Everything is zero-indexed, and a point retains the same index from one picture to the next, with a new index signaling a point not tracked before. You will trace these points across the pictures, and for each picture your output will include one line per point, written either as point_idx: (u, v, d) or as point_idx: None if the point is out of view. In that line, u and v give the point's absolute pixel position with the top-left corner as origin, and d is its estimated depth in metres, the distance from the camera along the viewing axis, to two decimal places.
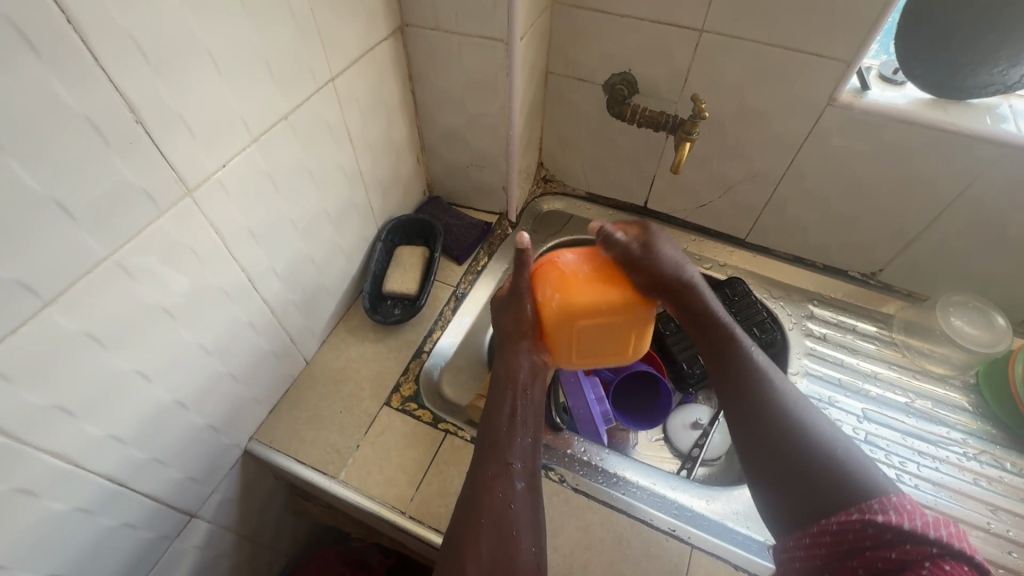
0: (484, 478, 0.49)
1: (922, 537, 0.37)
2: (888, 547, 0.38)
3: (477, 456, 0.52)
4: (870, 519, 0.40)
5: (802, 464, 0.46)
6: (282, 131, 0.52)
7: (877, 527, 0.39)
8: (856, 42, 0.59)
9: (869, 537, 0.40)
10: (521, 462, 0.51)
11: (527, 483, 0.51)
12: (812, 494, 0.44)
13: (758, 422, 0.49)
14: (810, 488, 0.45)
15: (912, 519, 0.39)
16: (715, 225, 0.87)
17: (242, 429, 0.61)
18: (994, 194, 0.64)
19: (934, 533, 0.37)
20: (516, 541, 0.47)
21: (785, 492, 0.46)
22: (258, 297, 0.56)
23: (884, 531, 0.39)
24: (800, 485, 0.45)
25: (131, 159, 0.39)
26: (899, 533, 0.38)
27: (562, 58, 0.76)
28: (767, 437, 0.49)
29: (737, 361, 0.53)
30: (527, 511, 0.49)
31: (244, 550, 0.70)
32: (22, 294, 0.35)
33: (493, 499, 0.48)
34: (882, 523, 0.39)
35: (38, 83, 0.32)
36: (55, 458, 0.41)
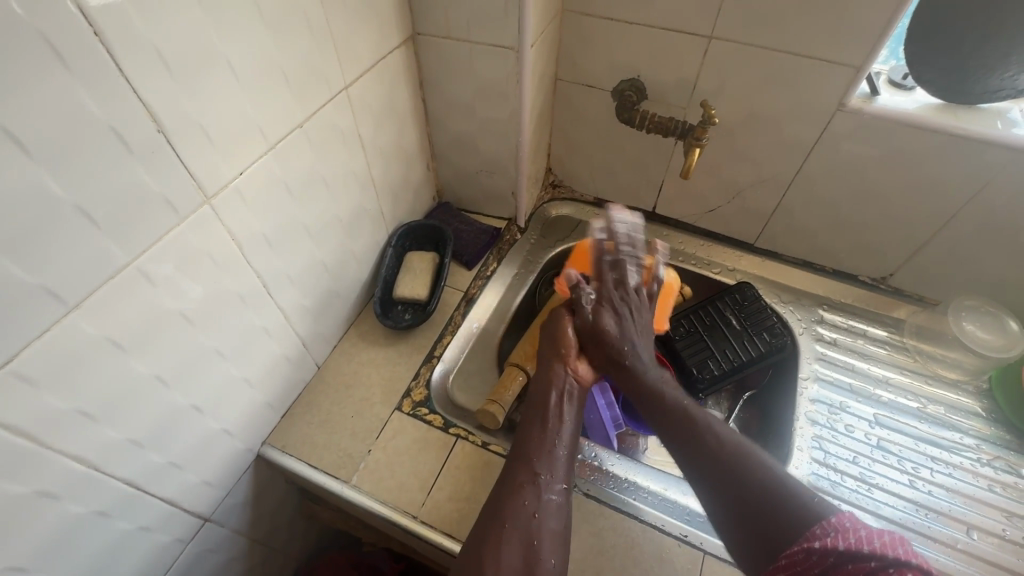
0: (515, 485, 0.50)
1: (858, 554, 0.38)
2: (834, 571, 0.39)
3: (510, 465, 0.53)
4: (810, 546, 0.40)
5: (745, 488, 0.46)
6: (297, 138, 0.53)
7: (818, 553, 0.40)
8: (866, 48, 0.59)
9: (815, 565, 0.40)
10: (551, 474, 0.51)
11: (561, 495, 0.51)
12: (763, 524, 0.44)
13: (701, 458, 0.50)
14: (759, 513, 0.45)
15: (847, 537, 0.39)
16: (724, 229, 0.87)
17: (256, 433, 0.61)
18: (1004, 199, 0.64)
19: (868, 547, 0.38)
20: (536, 549, 0.46)
21: (738, 522, 0.46)
22: (274, 303, 0.57)
23: (825, 556, 0.40)
24: (748, 514, 0.45)
25: (153, 168, 0.39)
26: (840, 555, 0.39)
27: (571, 65, 0.77)
28: (707, 465, 0.49)
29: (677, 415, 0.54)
30: (554, 523, 0.49)
31: (257, 554, 0.71)
32: (46, 300, 0.35)
33: (518, 504, 0.49)
34: (822, 548, 0.40)
35: (67, 94, 0.33)
36: (76, 462, 0.41)
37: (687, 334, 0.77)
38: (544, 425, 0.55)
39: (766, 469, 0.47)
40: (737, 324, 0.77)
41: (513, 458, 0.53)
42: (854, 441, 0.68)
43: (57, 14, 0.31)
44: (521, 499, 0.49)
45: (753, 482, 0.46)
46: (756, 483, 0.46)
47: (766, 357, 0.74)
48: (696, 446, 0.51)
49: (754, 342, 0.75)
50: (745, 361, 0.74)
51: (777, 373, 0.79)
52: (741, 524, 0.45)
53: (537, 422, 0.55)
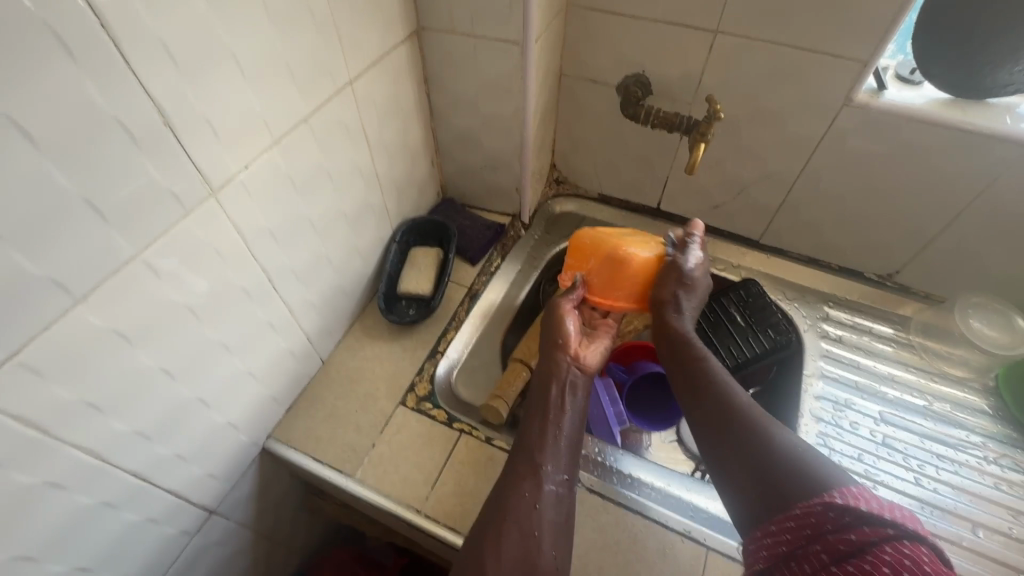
0: (515, 477, 0.51)
1: (878, 518, 0.37)
2: (848, 529, 0.38)
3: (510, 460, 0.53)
4: (831, 502, 0.40)
5: (757, 444, 0.47)
6: (302, 133, 0.53)
7: (837, 510, 0.39)
8: (873, 42, 0.59)
9: (829, 520, 0.39)
10: (552, 465, 0.52)
11: (561, 486, 0.51)
12: (774, 478, 0.44)
13: (726, 419, 0.50)
14: (770, 469, 0.45)
15: (869, 503, 0.39)
16: (728, 226, 0.87)
17: (261, 427, 0.62)
18: (1011, 195, 0.63)
19: (890, 515, 0.37)
20: (536, 541, 0.46)
21: (745, 476, 0.46)
22: (279, 297, 0.57)
23: (843, 515, 0.39)
24: (758, 469, 0.45)
25: (159, 161, 0.40)
26: (858, 516, 0.38)
27: (576, 60, 0.77)
28: (724, 423, 0.50)
29: (707, 380, 0.54)
30: (553, 514, 0.49)
31: (261, 547, 0.71)
32: (53, 292, 0.36)
33: (519, 496, 0.49)
34: (842, 505, 0.39)
35: (74, 86, 0.33)
36: (83, 454, 0.42)
37: None
38: (546, 417, 0.55)
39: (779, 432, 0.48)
40: (741, 320, 0.76)
41: (515, 450, 0.53)
42: (858, 438, 0.68)
43: (65, 6, 0.31)
44: (521, 491, 0.49)
45: (766, 440, 0.47)
46: (769, 441, 0.47)
47: (770, 353, 0.74)
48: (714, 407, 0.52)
49: (759, 339, 0.75)
50: (750, 358, 0.74)
51: (781, 370, 0.79)
52: (750, 478, 0.46)
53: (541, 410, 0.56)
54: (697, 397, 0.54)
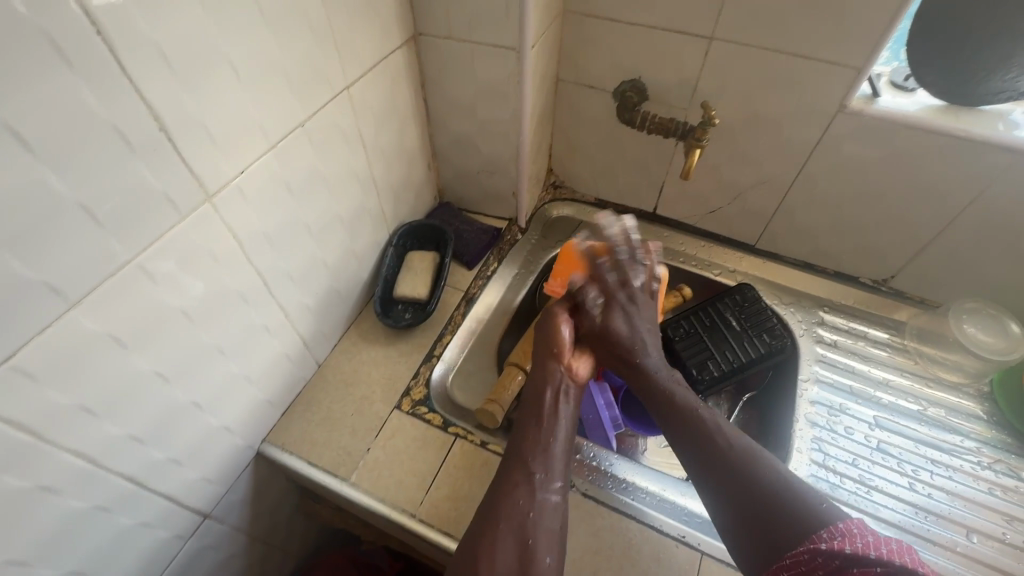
0: (508, 484, 0.51)
1: (864, 558, 0.38)
2: (840, 573, 0.39)
3: (504, 461, 0.53)
4: (817, 547, 0.41)
5: (748, 490, 0.46)
6: (299, 137, 0.53)
7: (825, 555, 0.40)
8: (867, 50, 0.59)
9: (821, 566, 0.40)
10: (547, 472, 0.52)
11: (556, 493, 0.51)
12: (767, 526, 0.44)
13: (708, 462, 0.50)
14: (762, 516, 0.45)
15: (854, 542, 0.40)
16: (724, 230, 0.87)
17: (256, 431, 0.62)
18: (1005, 202, 0.64)
19: (875, 552, 0.38)
20: (531, 549, 0.46)
21: (738, 523, 0.46)
22: (275, 301, 0.57)
23: (832, 559, 0.40)
24: (751, 516, 0.45)
25: (155, 167, 0.40)
26: (846, 557, 0.39)
27: (573, 66, 0.77)
28: (711, 468, 0.49)
29: (684, 418, 0.53)
30: (547, 521, 0.49)
31: (256, 551, 0.71)
32: (48, 295, 0.36)
33: (513, 504, 0.49)
34: (829, 550, 0.40)
35: (69, 91, 0.33)
36: (77, 458, 0.42)
37: (687, 335, 0.77)
38: (542, 425, 0.55)
39: (768, 470, 0.47)
40: (737, 325, 0.77)
41: (507, 456, 0.54)
42: (853, 443, 0.68)
43: (61, 13, 0.31)
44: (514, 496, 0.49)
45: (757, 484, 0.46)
46: (760, 484, 0.46)
47: (766, 358, 0.74)
48: (699, 447, 0.51)
49: (755, 343, 0.75)
50: (746, 362, 0.74)
51: (777, 375, 0.79)
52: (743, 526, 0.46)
53: (536, 417, 0.56)
54: (677, 437, 0.53)
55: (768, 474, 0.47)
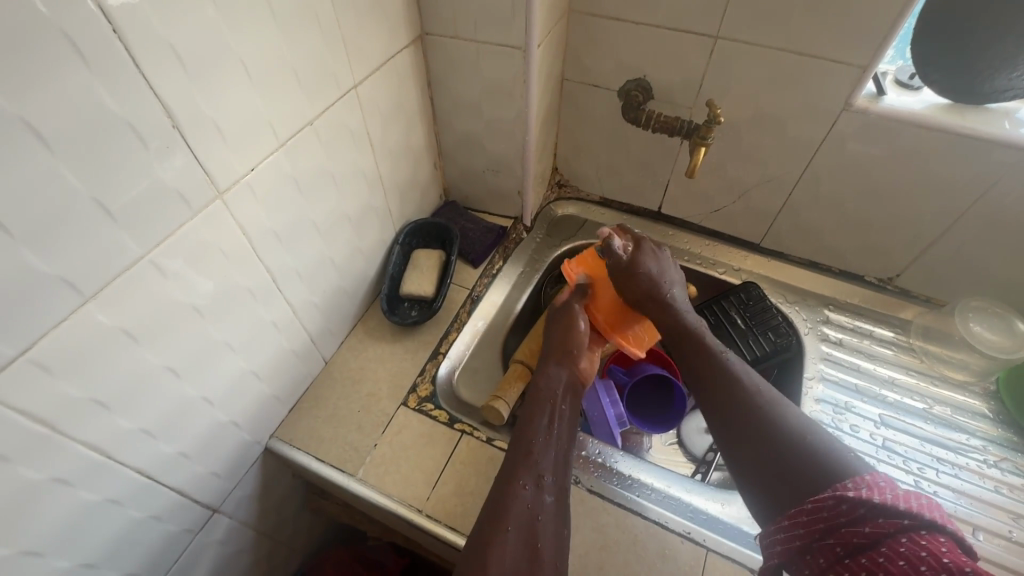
0: (516, 484, 0.50)
1: (892, 509, 0.37)
2: (862, 522, 0.38)
3: (507, 463, 0.53)
4: (842, 496, 0.40)
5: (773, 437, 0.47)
6: (307, 135, 0.53)
7: (848, 504, 0.39)
8: (872, 48, 0.59)
9: (843, 514, 0.39)
10: (551, 476, 0.52)
11: (556, 499, 0.51)
12: (790, 468, 0.45)
13: (735, 406, 0.50)
14: (784, 458, 0.45)
15: (882, 493, 0.38)
16: (729, 229, 0.87)
17: (263, 426, 0.62)
18: (1011, 200, 0.64)
19: (904, 505, 0.37)
20: (539, 553, 0.46)
21: (760, 465, 0.47)
22: (282, 297, 0.58)
23: (855, 508, 0.39)
24: (773, 459, 0.46)
25: (167, 163, 0.40)
26: (872, 508, 0.38)
27: (578, 65, 0.77)
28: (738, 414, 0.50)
29: (712, 365, 0.55)
30: (552, 527, 0.49)
31: (262, 546, 0.71)
32: (63, 289, 0.36)
33: (521, 505, 0.49)
34: (854, 498, 0.39)
35: (86, 89, 0.34)
36: (90, 450, 0.42)
37: None
38: (551, 431, 0.56)
39: (797, 423, 0.47)
40: (742, 323, 0.77)
41: (509, 455, 0.53)
42: (859, 441, 0.68)
43: (80, 12, 0.32)
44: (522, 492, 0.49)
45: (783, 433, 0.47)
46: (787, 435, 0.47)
47: (770, 356, 0.75)
48: (728, 395, 0.52)
49: (759, 341, 0.75)
50: (751, 360, 0.74)
51: (782, 373, 0.79)
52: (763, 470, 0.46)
53: (544, 418, 0.57)
54: (704, 385, 0.54)
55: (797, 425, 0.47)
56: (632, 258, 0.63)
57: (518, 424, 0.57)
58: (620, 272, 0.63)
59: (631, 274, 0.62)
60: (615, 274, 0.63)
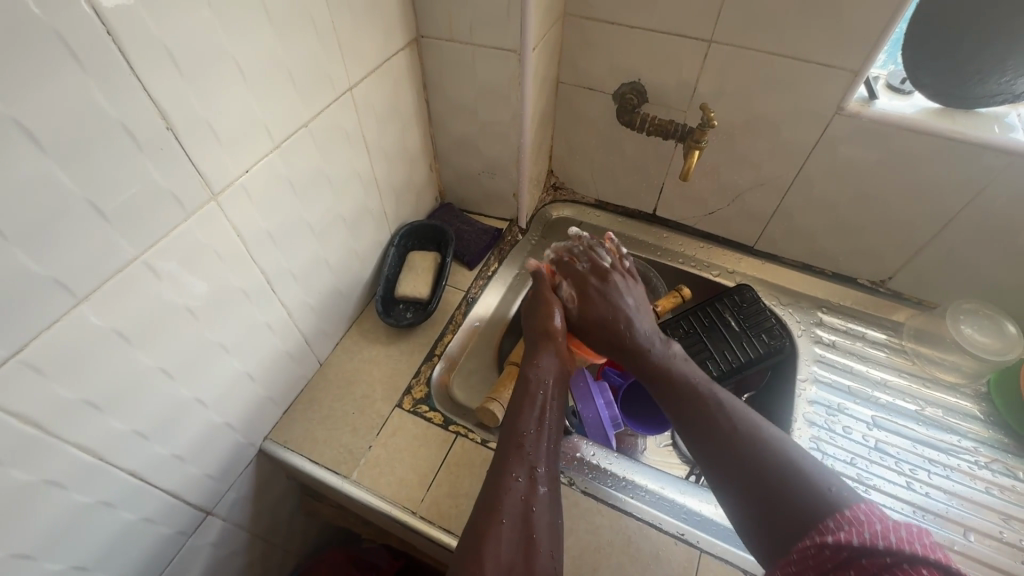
0: (508, 476, 0.50)
1: (872, 548, 0.37)
2: (847, 565, 0.38)
3: (499, 453, 0.53)
4: (824, 540, 0.40)
5: (759, 473, 0.46)
6: (302, 138, 0.54)
7: (832, 547, 0.39)
8: (864, 52, 0.60)
9: (828, 559, 0.39)
10: (545, 465, 0.52)
11: (550, 488, 0.51)
12: (776, 507, 0.44)
13: (717, 442, 0.49)
14: (771, 496, 0.45)
15: (862, 533, 0.38)
16: (723, 232, 0.88)
17: (258, 428, 0.62)
18: (1001, 203, 0.64)
19: (883, 542, 0.37)
20: (535, 545, 0.46)
21: (749, 506, 0.45)
22: (277, 299, 0.58)
23: (839, 551, 0.38)
24: (759, 499, 0.45)
25: (162, 165, 0.40)
26: (854, 549, 0.38)
27: (573, 68, 0.78)
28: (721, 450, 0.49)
29: (691, 398, 0.53)
30: (546, 516, 0.49)
31: (256, 549, 0.71)
32: (57, 291, 0.36)
33: (514, 497, 0.49)
34: (836, 542, 0.39)
35: (79, 90, 0.34)
36: (82, 452, 0.42)
37: (686, 335, 0.78)
38: (541, 424, 0.55)
39: (780, 457, 0.47)
40: (735, 325, 0.77)
41: (501, 444, 0.53)
42: (851, 443, 0.68)
43: (73, 13, 0.32)
44: (515, 485, 0.49)
45: (769, 466, 0.46)
46: (772, 468, 0.46)
47: (764, 358, 0.75)
48: (709, 429, 0.50)
49: (753, 343, 0.76)
50: (745, 362, 0.74)
51: (776, 375, 0.79)
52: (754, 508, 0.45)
53: (534, 411, 0.55)
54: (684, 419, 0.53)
55: (781, 457, 0.47)
56: (583, 310, 0.63)
57: (506, 416, 0.56)
58: (579, 322, 0.63)
59: (593, 322, 0.62)
60: (576, 327, 0.64)
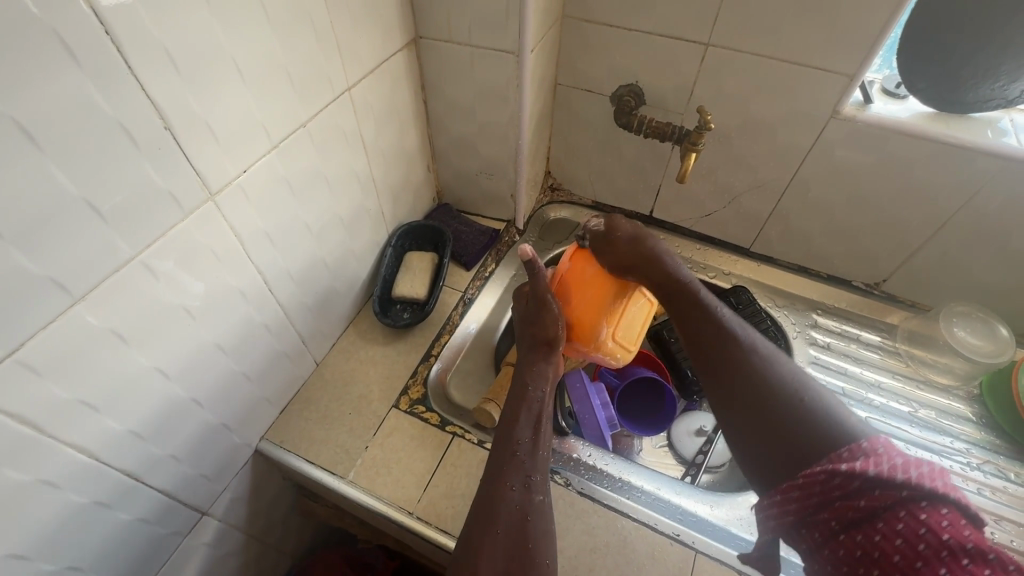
0: (502, 485, 0.50)
1: (889, 481, 0.37)
2: (857, 495, 0.38)
3: (494, 463, 0.54)
4: (837, 469, 0.39)
5: (759, 380, 0.48)
6: (300, 137, 0.54)
7: (844, 477, 0.39)
8: (859, 57, 0.60)
9: (837, 488, 0.39)
10: (542, 476, 0.53)
11: (546, 496, 0.51)
12: (789, 434, 0.44)
13: (742, 373, 0.49)
14: (784, 423, 0.45)
15: (878, 464, 0.38)
16: (719, 234, 0.88)
17: (254, 428, 0.62)
18: (994, 207, 0.65)
19: (902, 476, 0.36)
20: (531, 554, 0.46)
21: (763, 432, 0.46)
22: (273, 299, 0.58)
23: (851, 480, 0.38)
24: (773, 424, 0.45)
25: (159, 165, 0.40)
26: (866, 480, 0.37)
27: (571, 70, 0.78)
28: (728, 360, 0.51)
29: (719, 334, 0.53)
30: (541, 524, 0.49)
31: (251, 550, 0.71)
32: (53, 291, 0.36)
33: (508, 505, 0.49)
34: (848, 471, 0.38)
35: (78, 90, 0.34)
36: (77, 452, 0.42)
37: None
38: (537, 431, 0.56)
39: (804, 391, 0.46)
40: None
41: (491, 457, 0.54)
42: None
43: (73, 14, 0.32)
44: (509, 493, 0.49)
45: (771, 387, 0.47)
46: (773, 377, 0.48)
47: None
48: (732, 361, 0.51)
49: None
50: None
51: None
52: (745, 423, 0.47)
53: (530, 420, 0.56)
54: (710, 357, 0.53)
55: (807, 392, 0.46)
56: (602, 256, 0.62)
57: (501, 424, 0.57)
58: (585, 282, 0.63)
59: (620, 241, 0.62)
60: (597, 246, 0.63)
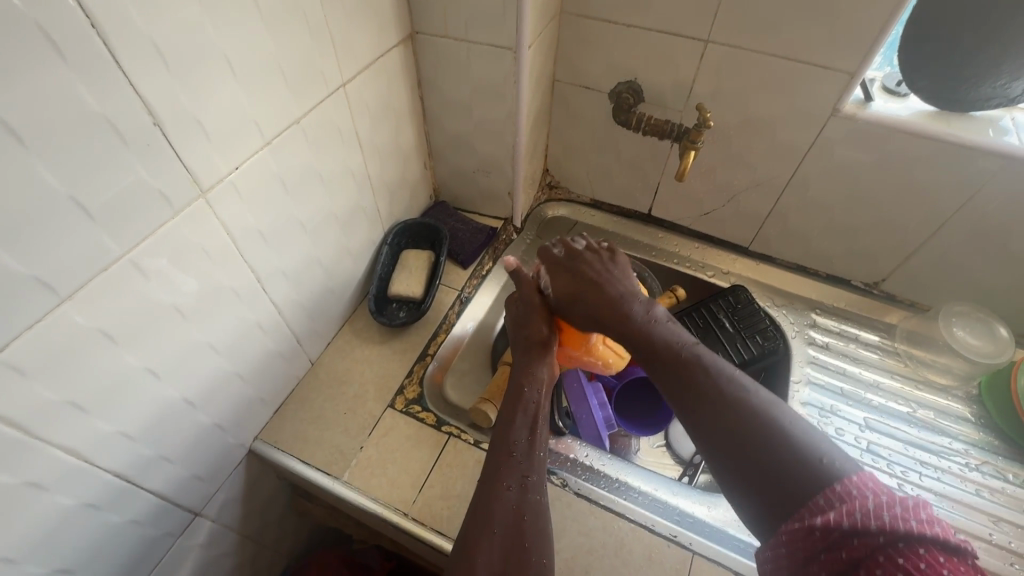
0: (499, 485, 0.50)
1: (865, 529, 0.36)
2: (838, 547, 0.36)
3: (490, 463, 0.53)
4: (812, 523, 0.38)
5: (736, 421, 0.45)
6: (294, 134, 0.53)
7: (821, 530, 0.37)
8: (860, 54, 0.60)
9: (818, 541, 0.37)
10: (539, 475, 0.52)
11: (544, 494, 0.51)
12: (776, 481, 0.41)
13: (719, 415, 0.46)
14: (769, 469, 0.42)
15: (851, 514, 0.36)
16: (718, 233, 0.88)
17: (247, 428, 0.61)
18: (995, 206, 0.64)
19: (876, 523, 0.35)
20: (528, 553, 0.46)
21: (747, 481, 0.43)
22: (266, 298, 0.57)
23: (829, 532, 0.37)
24: (758, 472, 0.42)
25: (147, 161, 0.39)
26: (844, 532, 0.36)
27: (569, 66, 0.77)
28: (700, 401, 0.48)
29: (692, 371, 0.50)
30: (538, 523, 0.48)
31: (246, 550, 0.70)
32: (39, 290, 0.36)
33: (505, 505, 0.49)
34: (823, 524, 0.37)
35: (63, 86, 0.33)
36: (66, 454, 0.41)
37: None
38: (532, 433, 0.55)
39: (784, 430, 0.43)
40: (729, 327, 0.77)
41: (486, 461, 0.53)
42: (844, 444, 0.68)
43: (55, 7, 0.31)
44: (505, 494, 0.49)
45: (743, 421, 0.45)
46: (751, 418, 0.45)
47: (760, 359, 0.75)
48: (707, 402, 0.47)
49: (747, 344, 0.76)
50: (738, 364, 0.74)
51: (770, 376, 0.79)
52: (729, 472, 0.44)
53: (525, 420, 0.56)
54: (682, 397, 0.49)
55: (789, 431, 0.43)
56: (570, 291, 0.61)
57: (497, 424, 0.56)
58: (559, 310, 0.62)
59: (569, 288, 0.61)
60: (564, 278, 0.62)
